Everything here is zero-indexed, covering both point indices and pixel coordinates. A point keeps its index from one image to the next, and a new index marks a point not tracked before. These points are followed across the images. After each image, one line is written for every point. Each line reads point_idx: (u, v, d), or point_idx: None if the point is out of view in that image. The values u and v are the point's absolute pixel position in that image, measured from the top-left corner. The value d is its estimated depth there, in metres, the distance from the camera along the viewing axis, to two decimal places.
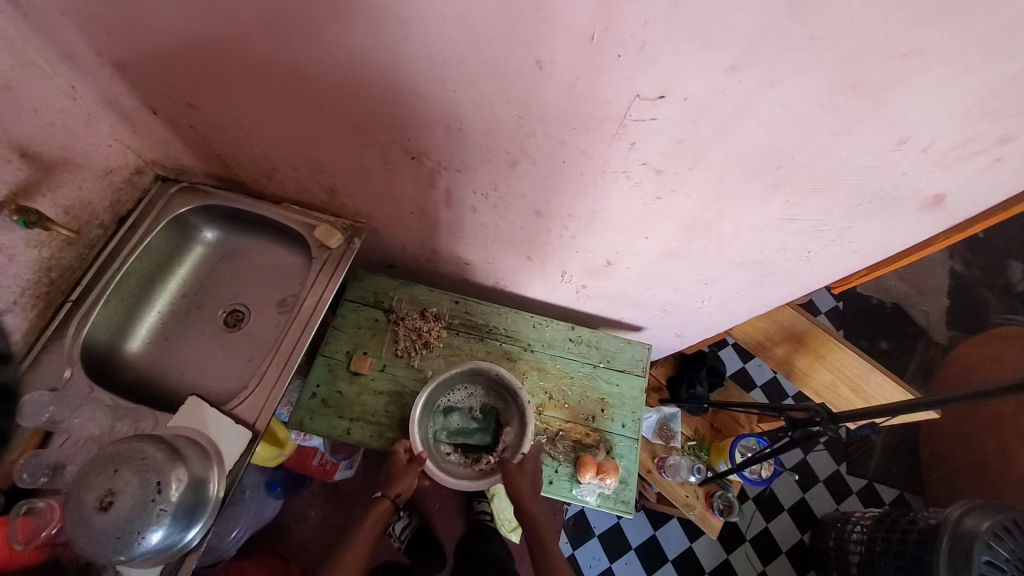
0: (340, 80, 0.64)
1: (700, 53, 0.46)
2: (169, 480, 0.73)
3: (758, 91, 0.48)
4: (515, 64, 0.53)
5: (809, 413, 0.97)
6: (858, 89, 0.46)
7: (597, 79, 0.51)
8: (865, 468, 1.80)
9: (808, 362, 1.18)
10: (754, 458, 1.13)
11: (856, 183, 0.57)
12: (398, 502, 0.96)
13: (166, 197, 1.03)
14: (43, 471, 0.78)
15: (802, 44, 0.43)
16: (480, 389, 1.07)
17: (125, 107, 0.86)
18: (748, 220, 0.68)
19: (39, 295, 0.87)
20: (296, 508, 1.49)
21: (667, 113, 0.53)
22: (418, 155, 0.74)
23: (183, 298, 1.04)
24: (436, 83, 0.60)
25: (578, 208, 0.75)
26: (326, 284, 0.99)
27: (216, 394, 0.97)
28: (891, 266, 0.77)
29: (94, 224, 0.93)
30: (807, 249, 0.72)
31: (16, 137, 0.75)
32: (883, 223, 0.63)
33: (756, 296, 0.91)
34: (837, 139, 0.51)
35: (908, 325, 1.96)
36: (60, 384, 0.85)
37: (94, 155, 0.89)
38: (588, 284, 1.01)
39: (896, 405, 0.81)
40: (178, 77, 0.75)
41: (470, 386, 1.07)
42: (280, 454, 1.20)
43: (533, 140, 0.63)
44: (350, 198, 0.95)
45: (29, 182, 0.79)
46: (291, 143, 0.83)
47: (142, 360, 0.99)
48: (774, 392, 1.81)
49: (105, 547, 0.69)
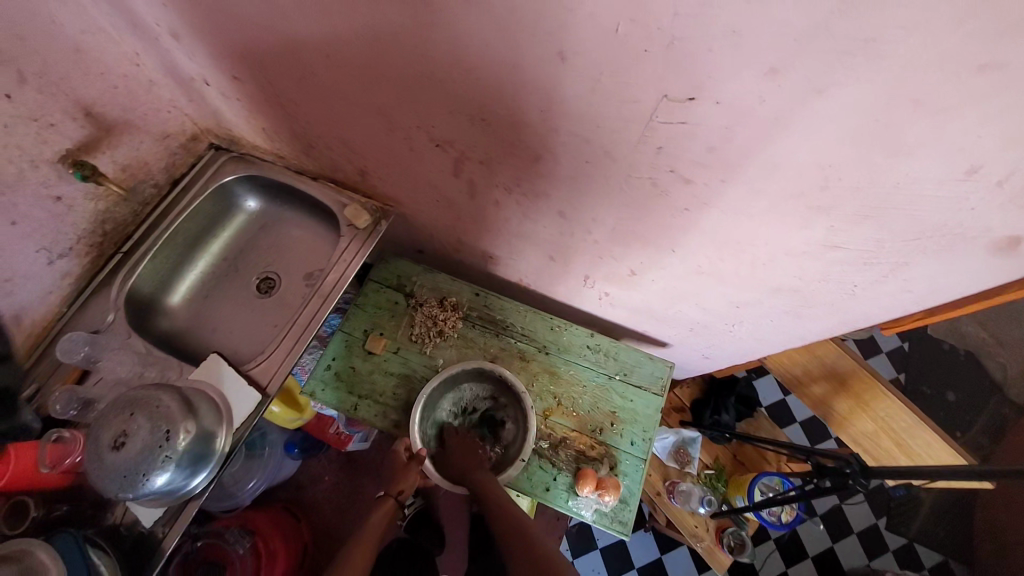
0: (368, 62, 0.64)
1: (735, 53, 0.41)
2: (178, 430, 0.76)
3: (802, 101, 0.42)
4: (537, 55, 0.50)
5: (839, 463, 0.89)
6: (923, 104, 0.39)
7: (622, 76, 0.47)
8: (907, 527, 1.63)
9: (850, 407, 1.09)
10: (772, 500, 1.06)
11: (915, 215, 0.50)
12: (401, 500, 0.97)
13: (219, 163, 1.07)
14: (73, 405, 0.85)
15: (855, 48, 0.37)
16: (483, 388, 1.06)
17: (182, 76, 0.91)
18: (786, 243, 0.61)
19: (93, 244, 0.93)
20: (311, 472, 1.50)
21: (698, 118, 0.48)
22: (441, 143, 0.73)
23: (222, 261, 1.09)
24: (458, 70, 0.57)
25: (601, 213, 0.71)
26: (350, 261, 1.01)
27: (237, 354, 1.01)
28: (947, 313, 0.68)
29: (148, 183, 0.98)
30: (854, 282, 0.64)
31: (82, 97, 0.81)
32: (944, 262, 0.55)
33: (793, 326, 0.83)
34: (894, 161, 0.45)
35: (983, 377, 1.74)
36: (103, 327, 0.92)
37: (152, 119, 0.94)
38: (611, 293, 0.96)
39: (946, 470, 0.71)
40: (225, 50, 0.78)
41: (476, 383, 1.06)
42: (299, 417, 1.26)
43: (556, 137, 0.60)
44: (380, 180, 0.95)
45: (91, 139, 0.84)
46: (326, 122, 0.84)
47: (179, 315, 1.04)
48: (813, 430, 1.68)
49: (114, 482, 0.73)
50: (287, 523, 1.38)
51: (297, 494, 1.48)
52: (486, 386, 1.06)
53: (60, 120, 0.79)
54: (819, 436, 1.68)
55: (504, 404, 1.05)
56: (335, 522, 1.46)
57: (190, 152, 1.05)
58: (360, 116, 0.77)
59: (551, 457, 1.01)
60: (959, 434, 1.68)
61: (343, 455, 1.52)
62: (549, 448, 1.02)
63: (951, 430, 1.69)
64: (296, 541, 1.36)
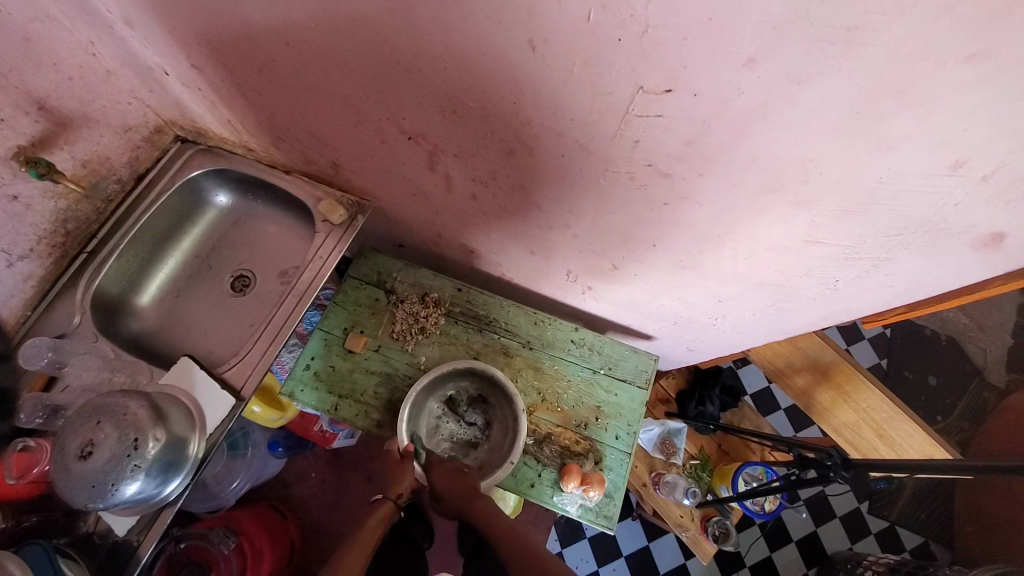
0: (332, 51, 0.60)
1: (712, 43, 0.38)
2: (147, 437, 0.73)
3: (782, 91, 0.40)
4: (506, 44, 0.47)
5: (821, 455, 0.90)
6: (906, 96, 0.37)
7: (595, 66, 0.45)
8: (889, 510, 1.66)
9: (831, 398, 1.09)
10: (754, 491, 1.07)
11: (899, 210, 0.48)
12: (399, 502, 0.93)
13: (186, 156, 1.03)
14: (39, 413, 0.82)
15: (836, 37, 0.35)
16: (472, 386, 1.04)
17: (141, 66, 0.86)
18: (768, 238, 0.60)
19: (55, 245, 0.89)
20: (296, 471, 1.49)
21: (676, 110, 0.46)
22: (413, 135, 0.70)
23: (194, 258, 1.06)
24: (425, 59, 0.54)
25: (580, 208, 0.69)
26: (326, 258, 0.98)
27: (212, 356, 0.98)
28: (933, 306, 0.67)
29: (111, 179, 0.94)
30: (835, 277, 0.63)
31: (34, 90, 0.76)
32: (927, 257, 0.54)
33: (775, 320, 0.82)
34: (877, 155, 0.43)
35: (964, 363, 1.77)
36: (70, 330, 0.88)
37: (112, 111, 0.89)
38: (594, 287, 0.94)
39: (935, 464, 0.71)
40: (184, 39, 0.74)
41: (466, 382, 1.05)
42: (281, 417, 1.23)
43: (530, 129, 0.57)
44: (354, 173, 0.92)
45: (47, 134, 0.80)
46: (294, 113, 0.80)
47: (149, 316, 1.00)
48: (797, 417, 1.69)
49: (81, 494, 0.70)
50: (273, 520, 1.36)
51: (284, 492, 1.46)
52: (469, 385, 1.04)
53: (11, 115, 0.75)
54: (803, 422, 1.70)
55: (493, 404, 1.04)
56: (323, 519, 1.44)
57: (155, 146, 1.01)
58: (328, 107, 0.74)
59: (536, 454, 1.00)
60: (939, 418, 1.71)
61: (329, 452, 1.51)
62: (534, 444, 1.01)
63: (931, 414, 1.72)
64: (282, 540, 1.34)
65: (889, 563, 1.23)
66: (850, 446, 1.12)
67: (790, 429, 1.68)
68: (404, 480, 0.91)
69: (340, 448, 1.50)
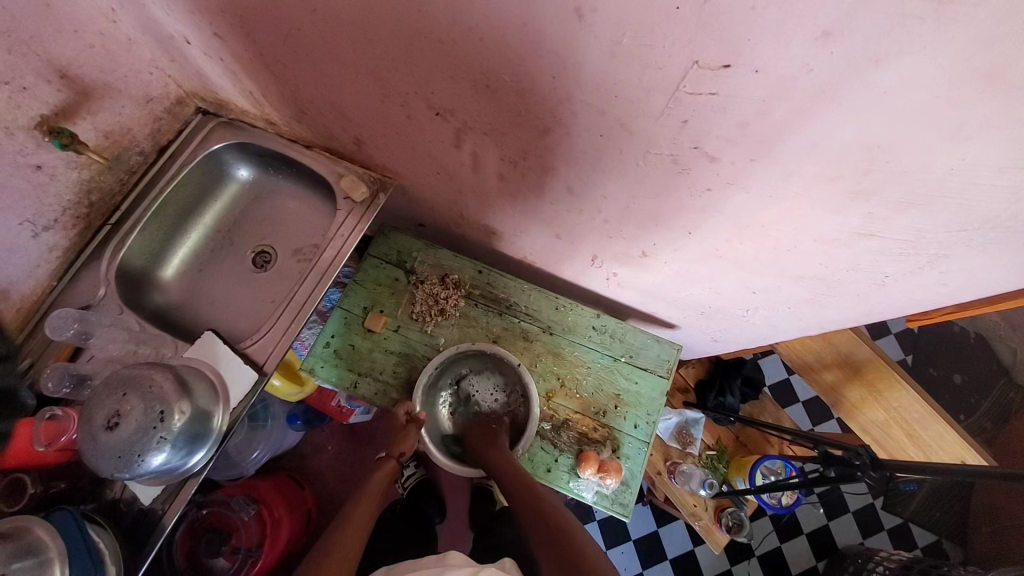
0: (361, 18, 0.57)
1: (786, 14, 0.35)
2: (172, 411, 0.73)
3: (854, 70, 0.37)
4: (550, 13, 0.44)
5: (847, 453, 0.87)
6: (993, 81, 0.34)
7: (647, 39, 0.42)
8: (903, 507, 1.64)
9: (861, 396, 1.08)
10: (773, 484, 1.05)
11: (966, 204, 0.45)
12: (403, 460, 0.96)
13: (207, 128, 1.01)
14: (67, 382, 0.82)
15: (925, 10, 0.31)
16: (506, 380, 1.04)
17: (161, 34, 0.84)
18: (815, 229, 0.57)
19: (80, 216, 0.89)
20: (313, 443, 1.51)
21: (732, 89, 0.43)
22: (442, 111, 0.67)
23: (216, 233, 1.05)
24: (459, 28, 0.51)
25: (615, 192, 0.66)
26: (346, 236, 0.96)
27: (235, 330, 0.99)
28: (986, 307, 0.63)
29: (133, 150, 0.93)
30: (885, 272, 0.60)
31: (56, 58, 0.75)
32: (988, 254, 0.51)
33: (811, 314, 0.79)
34: (949, 145, 0.40)
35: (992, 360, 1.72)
36: (95, 302, 0.88)
37: (135, 81, 0.88)
38: (620, 273, 0.92)
39: (981, 469, 0.67)
40: (207, 5, 0.71)
41: (505, 374, 1.04)
42: (299, 392, 1.24)
43: (567, 107, 0.54)
44: (378, 150, 0.90)
45: (70, 104, 0.79)
46: (317, 84, 0.78)
47: (174, 290, 1.01)
48: (816, 410, 1.67)
49: (108, 464, 0.71)
50: (291, 490, 1.38)
51: (301, 463, 1.48)
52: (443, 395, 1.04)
53: (34, 83, 0.73)
54: (821, 415, 1.67)
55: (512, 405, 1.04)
56: (339, 492, 1.47)
57: (177, 117, 0.99)
58: (354, 79, 0.71)
59: (553, 439, 1.00)
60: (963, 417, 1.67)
61: (346, 428, 1.52)
62: (551, 430, 1.00)
63: (954, 412, 1.68)
64: (300, 508, 1.36)
65: (903, 558, 1.20)
66: (874, 443, 1.11)
67: (808, 422, 1.66)
68: (408, 440, 0.93)
69: (356, 423, 1.52)
